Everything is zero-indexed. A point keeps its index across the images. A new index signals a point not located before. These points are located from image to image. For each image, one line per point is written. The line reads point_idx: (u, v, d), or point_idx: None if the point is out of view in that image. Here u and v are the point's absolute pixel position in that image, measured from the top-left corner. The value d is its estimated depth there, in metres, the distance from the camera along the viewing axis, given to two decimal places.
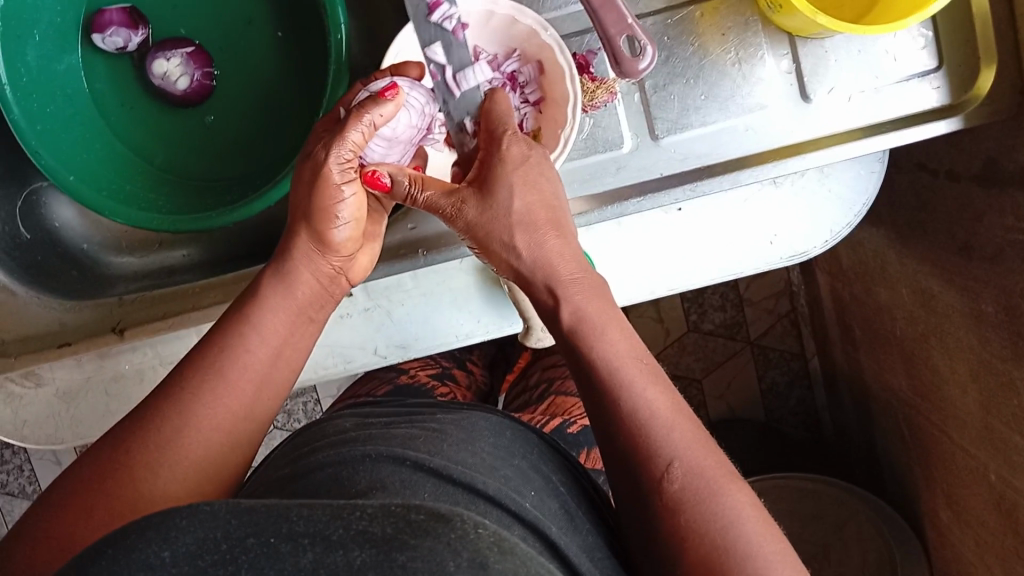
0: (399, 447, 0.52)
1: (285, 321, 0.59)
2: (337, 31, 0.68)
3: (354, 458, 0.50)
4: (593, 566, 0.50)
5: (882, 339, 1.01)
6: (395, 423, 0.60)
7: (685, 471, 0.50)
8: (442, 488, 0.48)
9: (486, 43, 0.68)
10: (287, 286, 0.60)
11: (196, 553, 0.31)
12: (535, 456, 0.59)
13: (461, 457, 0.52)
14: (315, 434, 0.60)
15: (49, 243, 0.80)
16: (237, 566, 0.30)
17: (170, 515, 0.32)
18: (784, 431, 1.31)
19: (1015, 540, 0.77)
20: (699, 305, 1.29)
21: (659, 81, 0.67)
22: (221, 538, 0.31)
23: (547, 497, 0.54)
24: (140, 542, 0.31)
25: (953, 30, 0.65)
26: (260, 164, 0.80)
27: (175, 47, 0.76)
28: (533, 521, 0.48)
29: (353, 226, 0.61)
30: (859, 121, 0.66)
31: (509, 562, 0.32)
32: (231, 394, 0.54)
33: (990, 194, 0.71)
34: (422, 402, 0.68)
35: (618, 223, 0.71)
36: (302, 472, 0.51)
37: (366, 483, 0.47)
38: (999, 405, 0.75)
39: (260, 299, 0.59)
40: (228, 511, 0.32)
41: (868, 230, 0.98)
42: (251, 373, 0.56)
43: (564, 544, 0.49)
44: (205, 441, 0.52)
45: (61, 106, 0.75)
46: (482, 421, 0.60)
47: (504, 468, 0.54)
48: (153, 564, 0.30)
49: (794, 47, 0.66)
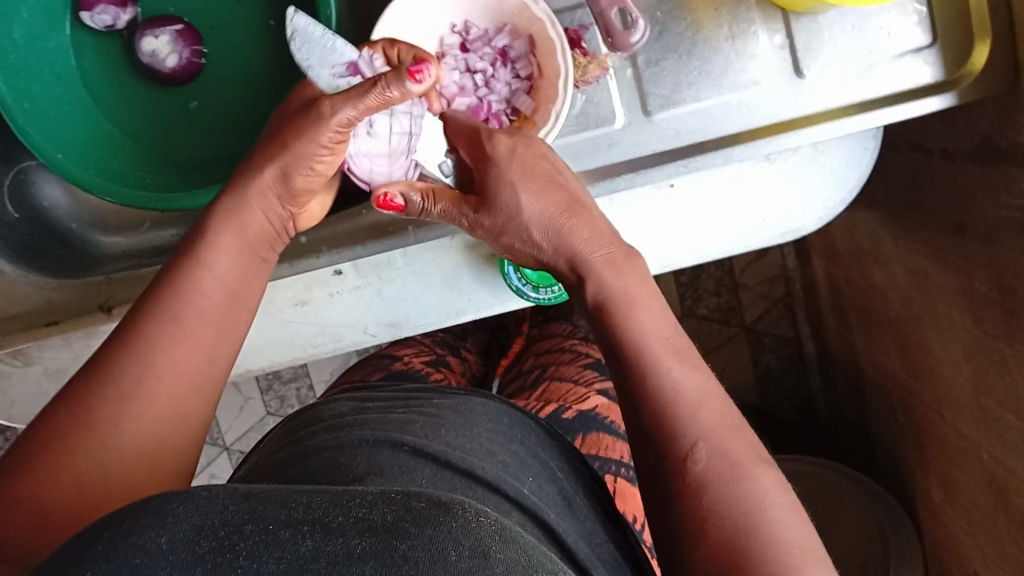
0: (398, 432, 0.52)
1: (237, 262, 0.58)
2: (327, 7, 0.67)
3: (351, 443, 0.50)
4: (590, 553, 0.49)
5: (878, 323, 1.00)
6: (393, 408, 0.59)
7: (711, 452, 0.49)
8: (439, 475, 0.48)
9: (476, 17, 0.68)
10: (243, 227, 0.58)
11: (194, 538, 0.29)
12: (533, 442, 0.59)
13: (460, 443, 0.52)
14: (312, 417, 0.60)
15: (40, 223, 0.80)
16: (235, 554, 0.29)
17: (167, 501, 0.31)
18: (778, 415, 1.31)
19: (1006, 518, 0.78)
20: (693, 290, 1.29)
21: (651, 57, 0.66)
22: (220, 525, 0.30)
23: (545, 482, 0.53)
24: (136, 528, 0.30)
25: (946, 5, 0.65)
26: (249, 144, 0.79)
27: (164, 24, 0.75)
28: (531, 507, 0.48)
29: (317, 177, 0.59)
30: (852, 96, 0.66)
31: (513, 552, 0.31)
32: (184, 347, 0.52)
33: (984, 172, 0.71)
34: (421, 388, 0.68)
35: (610, 201, 0.70)
36: (299, 457, 0.51)
37: (364, 467, 0.47)
38: (992, 384, 0.75)
39: (212, 229, 0.57)
40: (225, 499, 0.31)
41: (862, 213, 0.98)
42: (200, 321, 0.54)
43: (562, 529, 0.48)
44: (163, 404, 0.50)
45: (49, 85, 0.74)
46: (479, 406, 0.60)
47: (503, 453, 0.53)
48: (149, 550, 0.29)
49: (787, 22, 0.66)
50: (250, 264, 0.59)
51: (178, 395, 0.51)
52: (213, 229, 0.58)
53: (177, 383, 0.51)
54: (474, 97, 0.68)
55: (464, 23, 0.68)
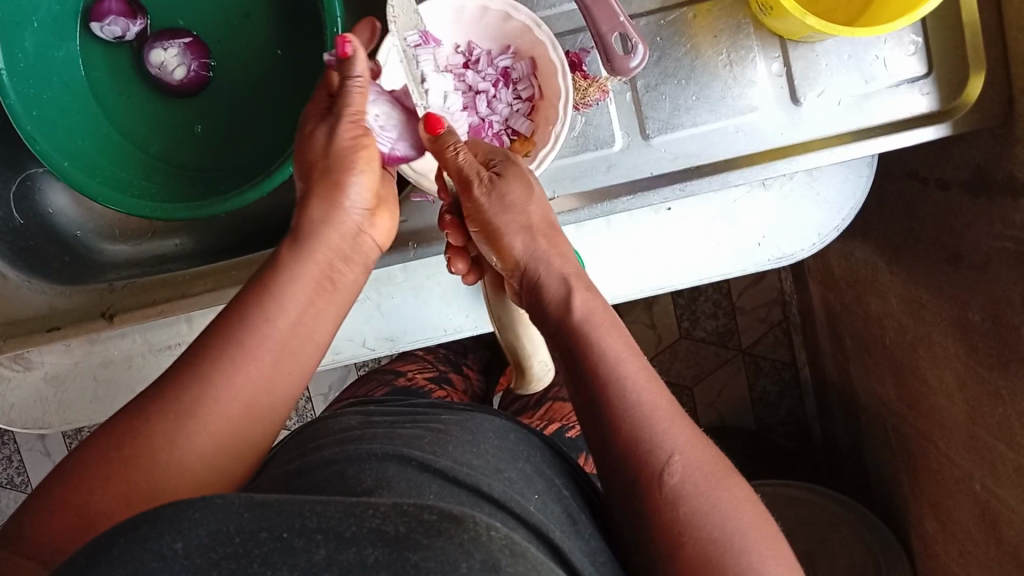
0: (406, 447, 0.52)
1: (307, 286, 0.58)
2: (332, 25, 0.68)
3: (360, 456, 0.51)
4: (595, 573, 0.49)
5: (873, 349, 1.01)
6: (400, 423, 0.60)
7: (686, 466, 0.50)
8: (446, 490, 0.48)
9: (480, 38, 0.69)
10: (306, 254, 0.59)
11: (208, 546, 0.30)
12: (539, 460, 0.59)
13: (467, 459, 0.52)
14: (320, 430, 0.61)
15: (44, 228, 0.81)
16: (250, 560, 0.29)
17: (185, 505, 0.31)
18: (774, 439, 1.31)
19: (998, 548, 0.78)
20: (691, 312, 1.29)
21: (650, 81, 0.67)
22: (235, 531, 0.30)
23: (550, 500, 0.54)
24: (152, 533, 0.30)
25: (943, 38, 0.66)
26: (255, 157, 0.80)
27: (174, 37, 0.76)
28: (536, 525, 0.48)
29: (369, 178, 0.62)
30: (848, 125, 0.67)
31: (519, 566, 0.31)
32: (246, 373, 0.52)
33: (979, 202, 0.72)
34: (426, 404, 0.68)
35: (607, 222, 0.71)
36: (308, 468, 0.51)
37: (372, 480, 0.47)
38: (985, 414, 0.76)
39: (282, 267, 0.58)
40: (241, 505, 0.31)
41: (859, 240, 0.99)
42: (266, 343, 0.54)
43: (567, 547, 0.49)
44: (224, 425, 0.50)
45: (58, 93, 0.75)
46: (485, 424, 0.60)
47: (509, 470, 0.54)
48: (165, 556, 0.30)
49: (785, 50, 0.67)
50: (322, 287, 0.59)
51: (232, 417, 0.50)
52: (280, 268, 0.58)
53: (238, 407, 0.51)
54: (476, 117, 0.69)
55: (468, 44, 0.69)
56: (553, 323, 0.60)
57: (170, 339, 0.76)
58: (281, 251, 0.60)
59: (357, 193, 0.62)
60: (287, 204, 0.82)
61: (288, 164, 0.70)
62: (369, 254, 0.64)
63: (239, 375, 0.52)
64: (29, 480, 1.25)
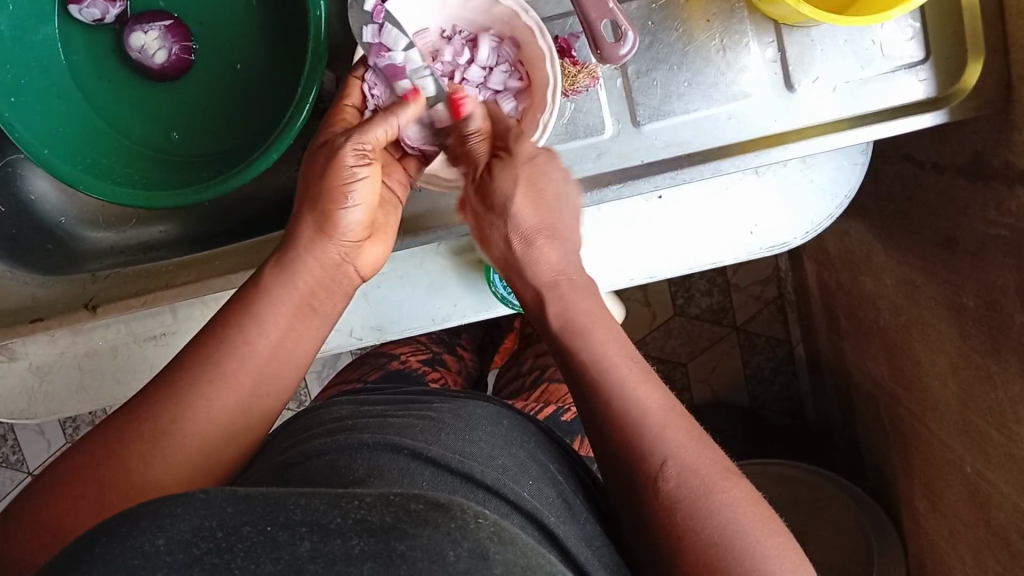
0: (397, 435, 0.52)
1: (286, 313, 0.58)
2: (315, 7, 0.66)
3: (351, 445, 0.51)
4: (592, 556, 0.50)
5: (867, 330, 1.00)
6: (393, 412, 0.60)
7: (677, 467, 0.50)
8: (438, 478, 0.48)
9: (465, 23, 0.68)
10: (291, 279, 0.58)
11: (191, 541, 0.29)
12: (533, 446, 0.59)
13: (459, 447, 0.52)
14: (309, 422, 0.60)
15: (26, 216, 0.79)
16: (233, 555, 0.28)
17: (166, 503, 0.30)
18: (767, 415, 1.31)
19: (987, 530, 0.79)
20: (685, 289, 1.29)
21: (642, 67, 0.66)
22: (218, 526, 0.29)
23: (545, 485, 0.54)
24: (134, 530, 0.29)
25: (941, 22, 0.65)
26: (239, 144, 0.78)
27: (153, 20, 0.74)
28: (530, 510, 0.49)
29: (362, 211, 0.60)
30: (844, 110, 0.66)
31: (510, 554, 0.30)
32: (220, 390, 0.53)
33: (975, 189, 0.70)
34: (422, 390, 0.68)
35: (598, 210, 0.70)
36: (299, 459, 0.51)
37: (362, 471, 0.47)
38: (976, 399, 0.76)
39: (264, 297, 0.58)
40: (224, 500, 0.30)
41: (854, 221, 0.98)
42: (246, 367, 0.54)
43: (562, 532, 0.49)
44: (212, 412, 0.52)
45: (37, 78, 0.73)
46: (479, 410, 0.60)
47: (502, 456, 0.54)
48: (147, 552, 0.28)
49: (779, 35, 0.65)
50: (303, 312, 0.59)
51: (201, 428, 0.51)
52: (262, 286, 0.58)
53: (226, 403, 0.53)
54: None
55: (452, 28, 0.68)
56: (541, 326, 0.60)
57: (156, 329, 0.75)
58: (268, 267, 0.59)
59: (353, 219, 0.60)
60: (271, 187, 0.80)
61: (271, 152, 0.68)
62: (350, 283, 0.62)
63: (218, 391, 0.53)
64: (26, 457, 1.26)
